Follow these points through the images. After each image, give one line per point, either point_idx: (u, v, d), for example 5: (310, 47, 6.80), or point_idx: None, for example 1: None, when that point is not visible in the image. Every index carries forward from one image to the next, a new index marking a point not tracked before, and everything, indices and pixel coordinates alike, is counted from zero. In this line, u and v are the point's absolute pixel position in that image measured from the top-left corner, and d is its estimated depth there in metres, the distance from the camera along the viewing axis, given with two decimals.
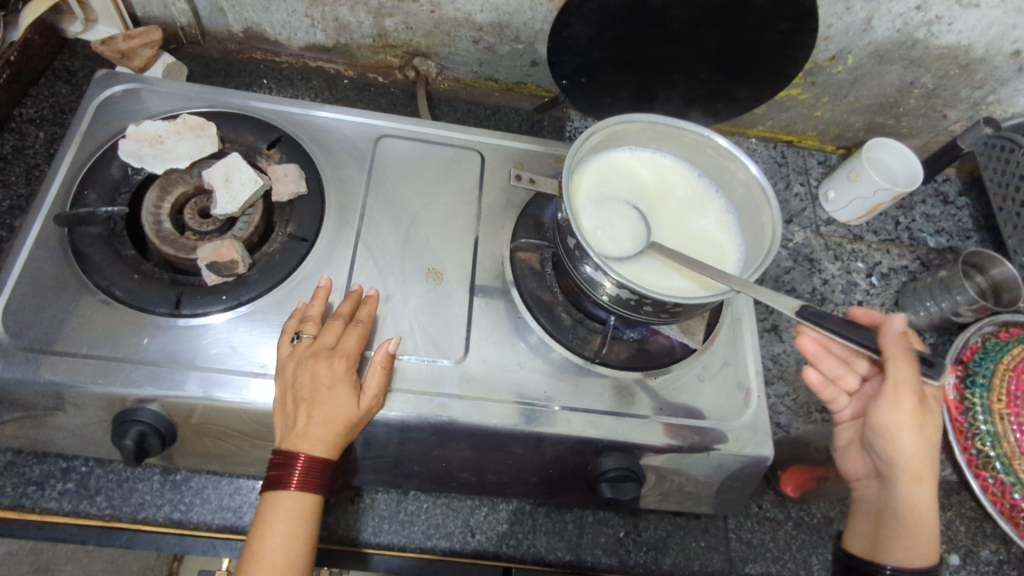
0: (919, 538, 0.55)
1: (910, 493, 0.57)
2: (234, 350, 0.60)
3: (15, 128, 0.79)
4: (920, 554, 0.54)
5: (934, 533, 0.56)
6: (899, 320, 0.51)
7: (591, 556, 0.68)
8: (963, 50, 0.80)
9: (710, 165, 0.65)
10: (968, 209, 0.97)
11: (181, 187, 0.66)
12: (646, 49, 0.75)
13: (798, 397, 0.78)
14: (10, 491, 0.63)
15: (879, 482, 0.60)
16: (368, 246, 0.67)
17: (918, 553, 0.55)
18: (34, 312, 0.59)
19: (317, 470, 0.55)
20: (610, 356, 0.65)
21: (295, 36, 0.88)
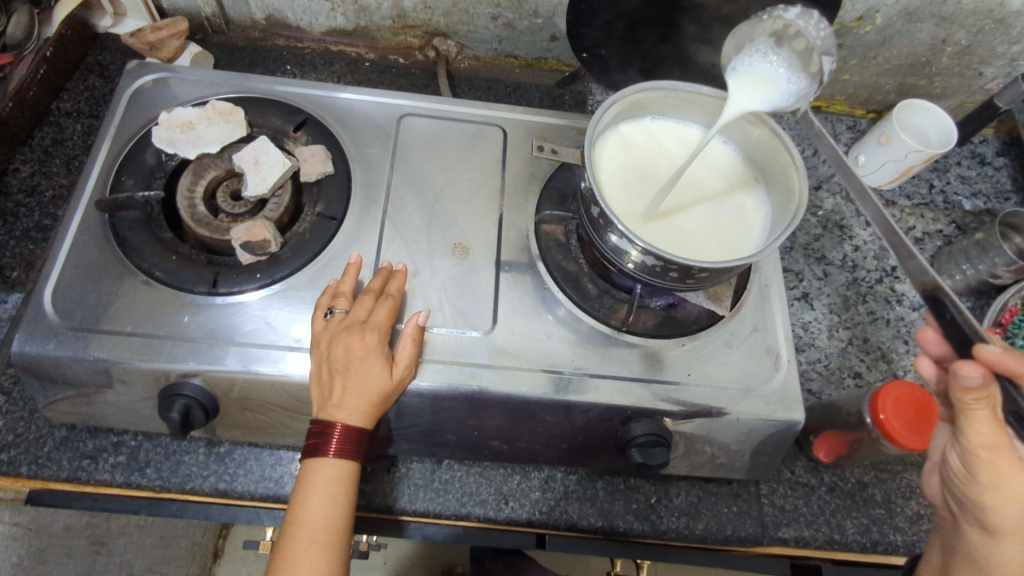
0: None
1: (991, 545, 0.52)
2: (270, 326, 0.62)
3: (55, 122, 0.82)
4: None
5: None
6: (967, 368, 0.47)
7: (624, 521, 0.68)
8: (999, 3, 0.77)
9: (734, 131, 0.65)
10: (1007, 170, 0.94)
11: (213, 171, 0.68)
12: (667, 17, 0.74)
13: (830, 364, 0.78)
14: (66, 464, 0.66)
15: (954, 520, 0.57)
16: (395, 224, 0.68)
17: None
18: (81, 293, 0.61)
19: (353, 438, 0.57)
20: (637, 324, 0.65)
21: (316, 21, 0.89)
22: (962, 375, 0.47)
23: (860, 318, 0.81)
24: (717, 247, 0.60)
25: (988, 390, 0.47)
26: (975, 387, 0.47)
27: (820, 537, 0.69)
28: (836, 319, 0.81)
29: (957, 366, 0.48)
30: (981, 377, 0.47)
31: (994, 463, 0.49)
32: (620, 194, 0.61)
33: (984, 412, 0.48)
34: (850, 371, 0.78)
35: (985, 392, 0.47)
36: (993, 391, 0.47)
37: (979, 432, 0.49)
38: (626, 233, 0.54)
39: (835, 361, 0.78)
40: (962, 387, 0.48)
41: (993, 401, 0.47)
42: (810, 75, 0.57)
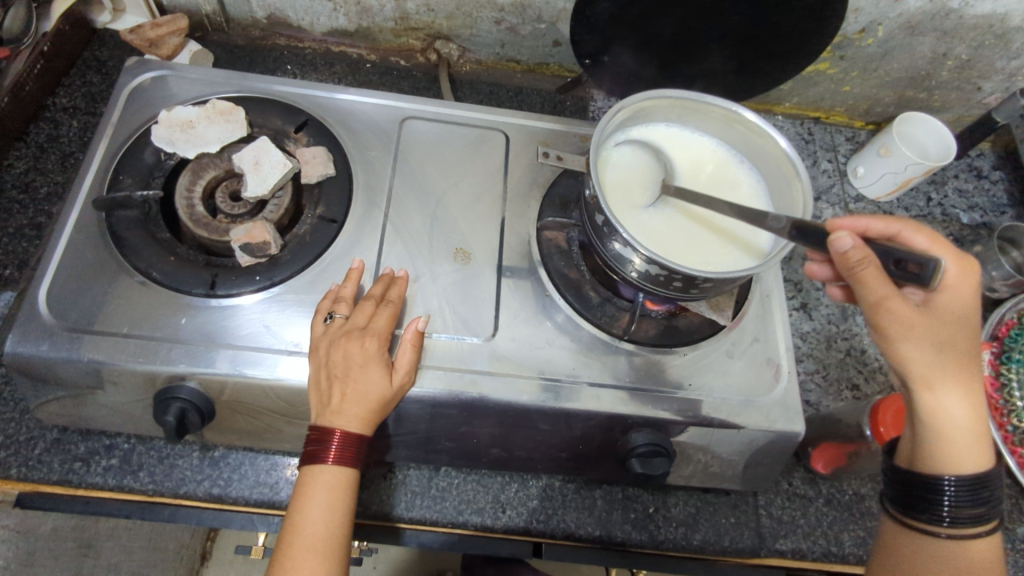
0: (966, 444, 0.50)
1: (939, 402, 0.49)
2: (267, 329, 0.61)
3: (50, 117, 0.80)
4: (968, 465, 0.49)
5: (982, 431, 0.50)
6: (844, 240, 0.45)
7: (621, 531, 0.68)
8: (999, 19, 0.77)
9: (739, 140, 0.65)
10: (1003, 184, 0.95)
11: (213, 171, 0.67)
12: (671, 25, 0.74)
13: (828, 375, 0.78)
14: (57, 467, 0.65)
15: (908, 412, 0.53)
16: (396, 228, 0.68)
17: (966, 460, 0.50)
18: (76, 293, 0.60)
19: (352, 445, 0.56)
20: (639, 333, 0.65)
21: (317, 21, 0.88)
22: (838, 243, 0.45)
23: (858, 328, 0.82)
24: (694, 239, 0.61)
25: (862, 248, 0.45)
26: (852, 253, 0.45)
27: (817, 549, 0.69)
28: (834, 329, 0.81)
29: (828, 239, 0.45)
30: (853, 239, 0.45)
31: (898, 316, 0.47)
32: (625, 192, 0.62)
33: (869, 271, 0.46)
34: (847, 382, 0.78)
35: (865, 252, 0.45)
36: (863, 247, 0.45)
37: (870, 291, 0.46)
38: (631, 241, 0.53)
39: (833, 372, 0.78)
40: (842, 256, 0.46)
41: (869, 259, 0.45)
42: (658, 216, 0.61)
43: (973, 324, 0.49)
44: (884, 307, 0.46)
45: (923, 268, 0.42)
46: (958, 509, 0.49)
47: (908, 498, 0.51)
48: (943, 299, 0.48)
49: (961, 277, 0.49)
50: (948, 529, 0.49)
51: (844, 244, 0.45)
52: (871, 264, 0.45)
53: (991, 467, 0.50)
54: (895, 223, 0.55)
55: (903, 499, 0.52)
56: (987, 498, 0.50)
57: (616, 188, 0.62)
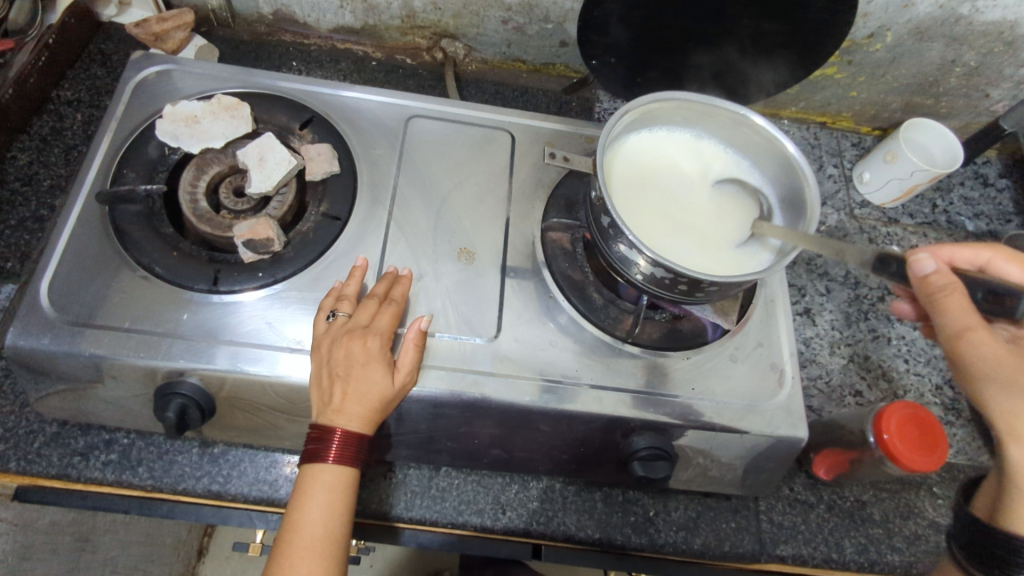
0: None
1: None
2: (269, 327, 0.61)
3: (54, 110, 0.80)
4: None
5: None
6: (927, 261, 0.49)
7: (621, 534, 0.68)
8: (1009, 26, 0.77)
9: (746, 144, 0.64)
10: (1009, 192, 0.95)
11: (217, 167, 0.67)
12: (679, 27, 0.74)
13: (831, 380, 0.78)
14: (56, 461, 0.64)
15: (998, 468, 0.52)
16: (400, 226, 0.68)
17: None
18: (77, 287, 0.60)
19: (353, 444, 0.56)
20: (642, 336, 0.64)
21: (324, 18, 0.88)
22: (918, 265, 0.49)
23: (862, 335, 0.81)
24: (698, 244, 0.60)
25: (946, 274, 0.49)
26: (935, 277, 0.49)
27: (817, 555, 0.69)
28: (838, 335, 0.81)
29: (909, 262, 0.50)
30: (934, 263, 0.49)
31: (980, 349, 0.48)
32: (629, 193, 0.61)
33: (954, 297, 0.49)
34: (850, 389, 0.77)
35: (948, 278, 0.49)
36: (946, 274, 0.49)
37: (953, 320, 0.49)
38: (636, 243, 0.53)
39: (836, 378, 0.78)
40: (923, 280, 0.49)
41: (954, 286, 0.49)
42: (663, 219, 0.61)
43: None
44: (970, 338, 0.49)
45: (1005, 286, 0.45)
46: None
47: (978, 549, 0.50)
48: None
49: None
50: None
51: (927, 265, 0.49)
52: (954, 290, 0.49)
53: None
54: (987, 256, 0.59)
55: (974, 549, 0.51)
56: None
57: (621, 190, 0.61)
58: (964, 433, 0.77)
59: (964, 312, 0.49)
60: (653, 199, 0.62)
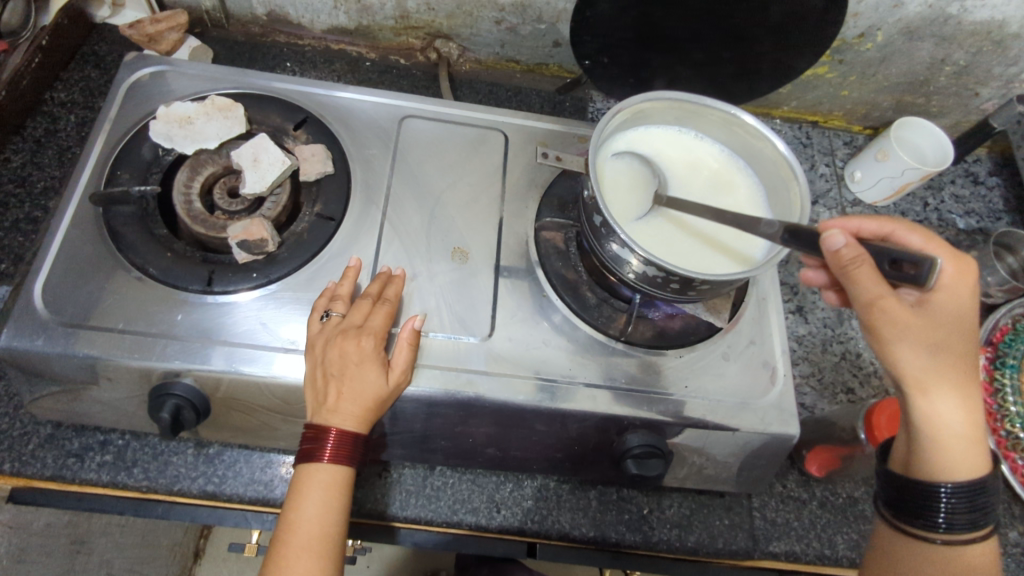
0: (961, 447, 0.50)
1: (930, 407, 0.49)
2: (264, 326, 0.61)
3: (47, 112, 0.80)
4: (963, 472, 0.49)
5: (980, 438, 0.50)
6: (837, 238, 0.46)
7: (615, 532, 0.68)
8: (998, 25, 0.78)
9: (737, 143, 0.65)
10: (999, 190, 0.95)
11: (211, 168, 0.67)
12: (671, 26, 0.74)
13: (823, 378, 0.78)
14: (51, 462, 0.64)
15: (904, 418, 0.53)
16: (394, 226, 0.68)
17: (964, 467, 0.49)
18: (72, 288, 0.60)
19: (347, 443, 0.56)
20: (635, 335, 0.65)
21: (317, 19, 0.88)
22: (829, 241, 0.47)
23: (854, 332, 0.82)
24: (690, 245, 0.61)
25: (854, 247, 0.47)
26: (844, 252, 0.47)
27: (810, 552, 0.69)
28: (830, 333, 0.81)
29: (820, 238, 0.47)
30: (844, 237, 0.46)
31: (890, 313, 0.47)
32: (623, 190, 0.62)
33: (863, 269, 0.47)
34: (842, 386, 0.78)
35: (857, 252, 0.47)
36: (854, 247, 0.47)
37: (864, 291, 0.47)
38: (629, 242, 0.54)
39: (828, 376, 0.78)
40: (834, 255, 0.47)
41: (860, 257, 0.47)
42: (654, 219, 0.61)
43: (970, 327, 0.49)
44: (880, 306, 0.47)
45: (919, 267, 0.44)
46: (953, 517, 0.49)
47: (903, 505, 0.51)
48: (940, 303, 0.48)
49: (959, 279, 0.49)
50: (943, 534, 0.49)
51: (838, 241, 0.46)
52: (866, 263, 0.47)
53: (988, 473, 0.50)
54: (894, 224, 0.56)
55: (897, 505, 0.52)
56: (983, 504, 0.49)
57: (614, 186, 0.62)
58: None
59: (875, 282, 0.47)
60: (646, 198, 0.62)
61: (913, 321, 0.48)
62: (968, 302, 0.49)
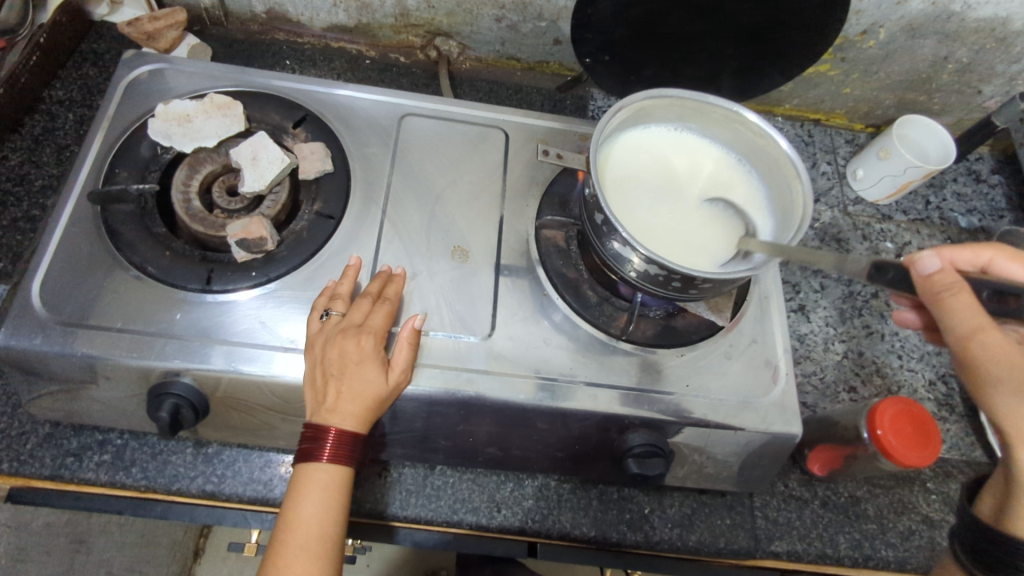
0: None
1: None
2: (263, 326, 0.60)
3: (45, 110, 0.80)
4: None
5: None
6: (929, 262, 0.47)
7: (616, 531, 0.68)
8: (1000, 23, 0.77)
9: (739, 141, 0.64)
10: (1002, 188, 0.95)
11: (210, 166, 0.67)
12: (672, 23, 0.74)
13: (825, 377, 0.78)
14: (49, 462, 0.64)
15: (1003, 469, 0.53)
16: (394, 225, 0.68)
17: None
18: (70, 287, 0.60)
19: (347, 443, 0.56)
20: (636, 333, 0.64)
21: (317, 16, 0.88)
22: (921, 265, 0.47)
23: (856, 331, 0.82)
24: (687, 241, 0.60)
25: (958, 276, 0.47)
26: (937, 277, 0.47)
27: (812, 551, 0.69)
28: (832, 332, 0.81)
29: (912, 262, 0.48)
30: (939, 262, 0.47)
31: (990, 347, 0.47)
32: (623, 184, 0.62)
33: (960, 299, 0.47)
34: (844, 385, 0.78)
35: (954, 279, 0.47)
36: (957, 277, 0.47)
37: (964, 323, 0.48)
38: (630, 240, 0.53)
39: (831, 375, 0.78)
40: (924, 281, 0.48)
41: (963, 288, 0.47)
42: (651, 216, 0.61)
43: None
44: (979, 340, 0.47)
45: None
46: None
47: (985, 550, 0.51)
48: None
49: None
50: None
51: (929, 267, 0.47)
52: (962, 291, 0.47)
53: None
54: (985, 253, 0.58)
55: (981, 548, 0.52)
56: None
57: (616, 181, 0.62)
58: (958, 428, 0.77)
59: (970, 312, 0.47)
60: (642, 196, 0.62)
61: (1015, 361, 0.48)
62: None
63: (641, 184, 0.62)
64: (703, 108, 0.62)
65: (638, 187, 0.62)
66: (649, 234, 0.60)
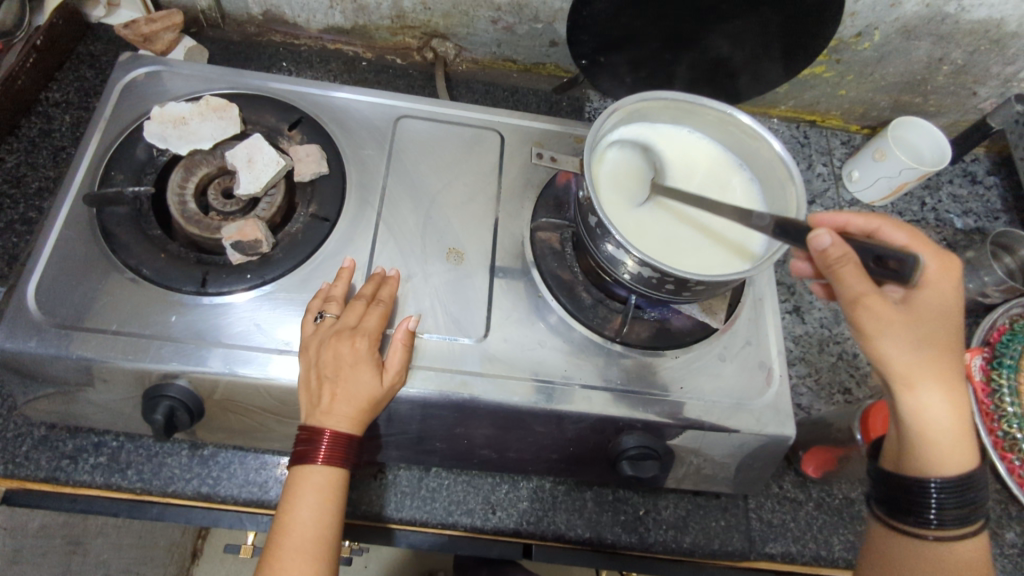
0: (951, 439, 0.49)
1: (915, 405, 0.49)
2: (259, 328, 0.61)
3: (42, 112, 0.80)
4: (951, 465, 0.49)
5: (968, 431, 0.50)
6: (824, 237, 0.45)
7: (611, 533, 0.68)
8: (996, 24, 0.78)
9: (733, 143, 0.65)
10: (997, 190, 0.95)
11: (205, 168, 0.67)
12: (667, 25, 0.74)
13: (820, 378, 0.78)
14: (45, 463, 0.64)
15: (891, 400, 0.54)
16: (389, 227, 0.68)
17: (956, 462, 0.49)
18: (65, 290, 0.60)
19: (342, 445, 0.56)
20: (631, 336, 0.65)
21: (313, 18, 0.88)
22: (816, 240, 0.46)
23: (851, 333, 0.82)
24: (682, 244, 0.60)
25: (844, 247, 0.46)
26: (830, 251, 0.46)
27: (807, 553, 0.69)
28: (827, 333, 0.81)
29: (806, 238, 0.46)
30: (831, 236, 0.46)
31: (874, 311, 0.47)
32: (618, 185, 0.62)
33: (848, 270, 0.46)
34: (840, 386, 0.78)
35: (844, 250, 0.46)
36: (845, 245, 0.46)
37: (854, 289, 0.47)
38: (624, 243, 0.53)
39: (826, 376, 0.78)
40: (820, 254, 0.46)
41: (850, 256, 0.46)
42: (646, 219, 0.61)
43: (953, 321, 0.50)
44: (865, 305, 0.47)
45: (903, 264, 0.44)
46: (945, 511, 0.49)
47: (894, 503, 0.51)
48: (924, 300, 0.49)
49: (940, 274, 0.50)
50: (935, 531, 0.49)
51: (825, 241, 0.46)
52: (850, 262, 0.46)
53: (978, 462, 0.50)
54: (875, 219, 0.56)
55: (887, 501, 0.52)
56: (973, 499, 0.49)
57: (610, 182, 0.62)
58: None
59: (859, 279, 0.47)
60: (638, 198, 0.62)
61: (900, 319, 0.48)
62: (947, 297, 0.49)
63: (636, 186, 0.63)
64: (697, 109, 0.63)
65: (633, 189, 0.62)
66: (645, 236, 0.60)
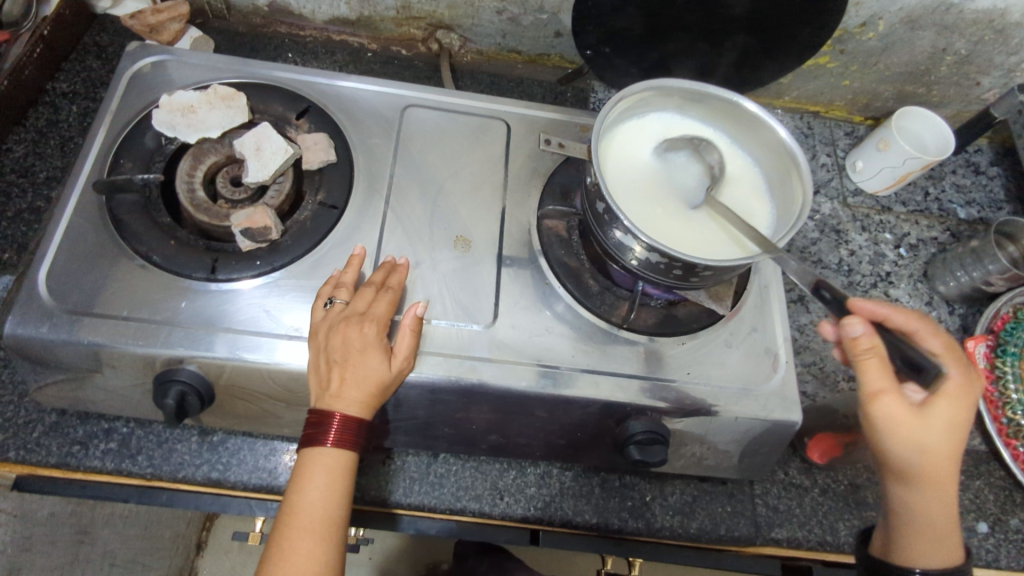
0: (944, 539, 0.54)
1: (908, 496, 0.53)
2: (268, 314, 0.61)
3: (49, 102, 0.80)
4: (937, 553, 0.54)
5: (953, 526, 0.54)
6: (856, 326, 0.47)
7: (618, 519, 0.68)
8: (999, 14, 0.78)
9: (739, 131, 0.65)
10: (1000, 180, 0.96)
11: (214, 157, 0.67)
12: (673, 14, 0.74)
13: (825, 366, 0.78)
14: (56, 450, 0.65)
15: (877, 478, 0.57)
16: (397, 215, 0.68)
17: (932, 557, 0.54)
18: (76, 276, 0.60)
19: (351, 428, 0.56)
20: (637, 322, 0.65)
21: (319, 9, 0.88)
22: (849, 328, 0.48)
23: None
24: (688, 235, 0.60)
25: (875, 342, 0.48)
26: (864, 339, 0.48)
27: (812, 538, 0.69)
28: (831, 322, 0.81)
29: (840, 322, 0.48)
30: (863, 325, 0.48)
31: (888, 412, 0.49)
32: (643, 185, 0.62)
33: (874, 362, 0.48)
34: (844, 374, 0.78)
35: (872, 342, 0.48)
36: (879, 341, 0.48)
37: (876, 387, 0.49)
38: (631, 228, 0.54)
39: (830, 364, 0.78)
40: (852, 342, 0.48)
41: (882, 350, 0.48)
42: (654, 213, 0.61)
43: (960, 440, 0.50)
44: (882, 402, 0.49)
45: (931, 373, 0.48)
46: None
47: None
48: (939, 414, 0.49)
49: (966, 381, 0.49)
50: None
51: (857, 329, 0.48)
52: (877, 355, 0.48)
53: (959, 553, 0.54)
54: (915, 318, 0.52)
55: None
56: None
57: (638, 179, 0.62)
58: None
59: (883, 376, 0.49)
60: (645, 191, 0.62)
61: (914, 428, 0.49)
62: (964, 416, 0.49)
63: (640, 178, 0.62)
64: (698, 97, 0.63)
65: (638, 181, 0.62)
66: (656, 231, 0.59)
